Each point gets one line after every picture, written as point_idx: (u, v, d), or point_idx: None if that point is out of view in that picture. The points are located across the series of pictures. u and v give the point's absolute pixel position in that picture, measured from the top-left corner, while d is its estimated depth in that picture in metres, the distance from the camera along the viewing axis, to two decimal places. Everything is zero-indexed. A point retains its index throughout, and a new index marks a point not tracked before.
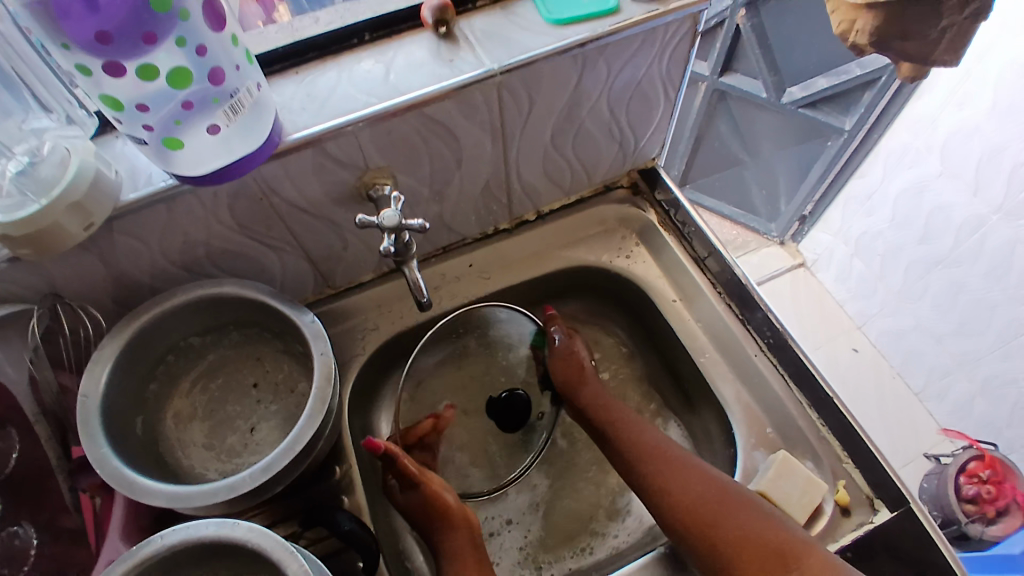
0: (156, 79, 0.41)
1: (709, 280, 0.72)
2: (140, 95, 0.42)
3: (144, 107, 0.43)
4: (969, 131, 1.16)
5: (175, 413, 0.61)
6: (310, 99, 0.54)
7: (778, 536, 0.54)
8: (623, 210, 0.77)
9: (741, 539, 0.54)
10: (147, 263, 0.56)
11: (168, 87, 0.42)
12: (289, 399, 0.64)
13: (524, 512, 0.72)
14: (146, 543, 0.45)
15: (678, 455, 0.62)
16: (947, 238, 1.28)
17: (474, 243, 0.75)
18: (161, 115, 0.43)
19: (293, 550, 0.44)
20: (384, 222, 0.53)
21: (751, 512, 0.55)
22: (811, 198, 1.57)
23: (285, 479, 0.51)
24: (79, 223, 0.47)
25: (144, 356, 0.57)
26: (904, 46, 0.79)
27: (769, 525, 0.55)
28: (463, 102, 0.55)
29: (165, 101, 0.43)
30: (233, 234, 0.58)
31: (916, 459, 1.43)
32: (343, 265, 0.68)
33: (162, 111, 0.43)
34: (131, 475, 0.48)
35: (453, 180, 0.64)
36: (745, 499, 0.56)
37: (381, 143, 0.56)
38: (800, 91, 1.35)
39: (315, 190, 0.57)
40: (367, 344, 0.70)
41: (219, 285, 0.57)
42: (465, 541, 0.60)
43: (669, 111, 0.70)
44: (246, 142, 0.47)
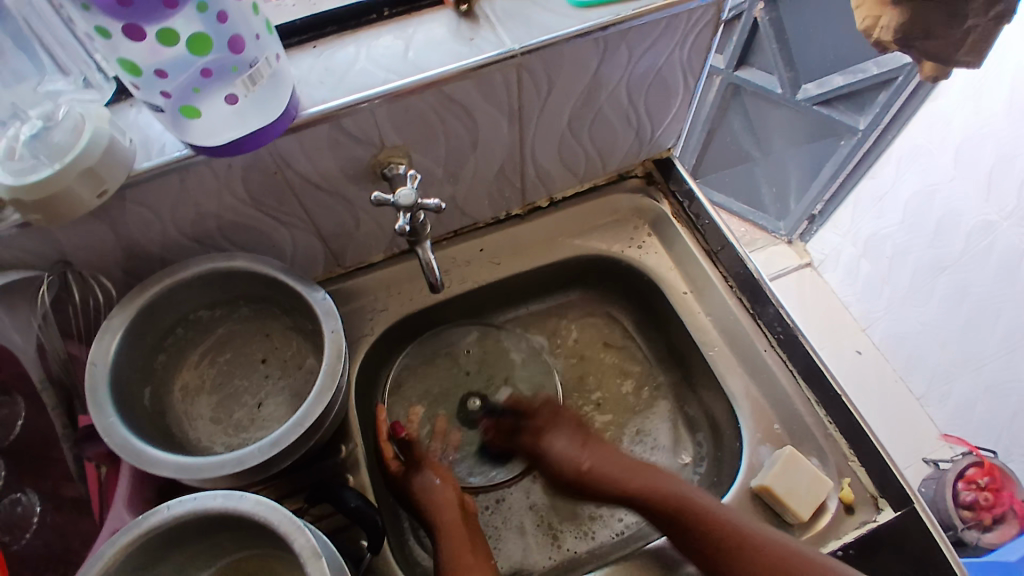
0: (175, 45, 0.41)
1: (721, 273, 0.71)
2: (158, 61, 0.41)
3: (163, 73, 0.42)
4: (982, 135, 1.15)
5: (182, 386, 0.61)
6: (327, 73, 0.53)
7: None
8: (637, 200, 0.76)
9: None
10: (158, 234, 0.56)
11: (188, 53, 0.42)
12: (296, 376, 0.63)
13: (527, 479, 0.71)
14: (152, 512, 0.45)
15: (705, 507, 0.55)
16: (955, 244, 1.27)
17: (485, 227, 0.74)
18: (179, 82, 0.43)
19: (298, 525, 0.44)
20: (399, 201, 0.53)
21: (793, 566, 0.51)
22: (822, 197, 1.56)
23: (290, 455, 0.51)
24: (92, 190, 0.46)
25: (153, 327, 0.57)
26: (925, 45, 0.78)
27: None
28: (482, 82, 0.55)
29: (184, 68, 0.42)
30: (246, 207, 0.57)
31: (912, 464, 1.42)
32: (354, 243, 0.68)
33: (181, 77, 0.43)
34: (138, 444, 0.48)
35: (467, 161, 0.63)
36: (785, 554, 0.52)
37: (398, 120, 0.55)
38: (815, 88, 1.34)
39: (329, 166, 0.56)
40: (375, 324, 0.70)
41: (230, 259, 0.57)
42: (458, 516, 0.60)
43: (687, 100, 0.69)
44: (263, 114, 0.47)
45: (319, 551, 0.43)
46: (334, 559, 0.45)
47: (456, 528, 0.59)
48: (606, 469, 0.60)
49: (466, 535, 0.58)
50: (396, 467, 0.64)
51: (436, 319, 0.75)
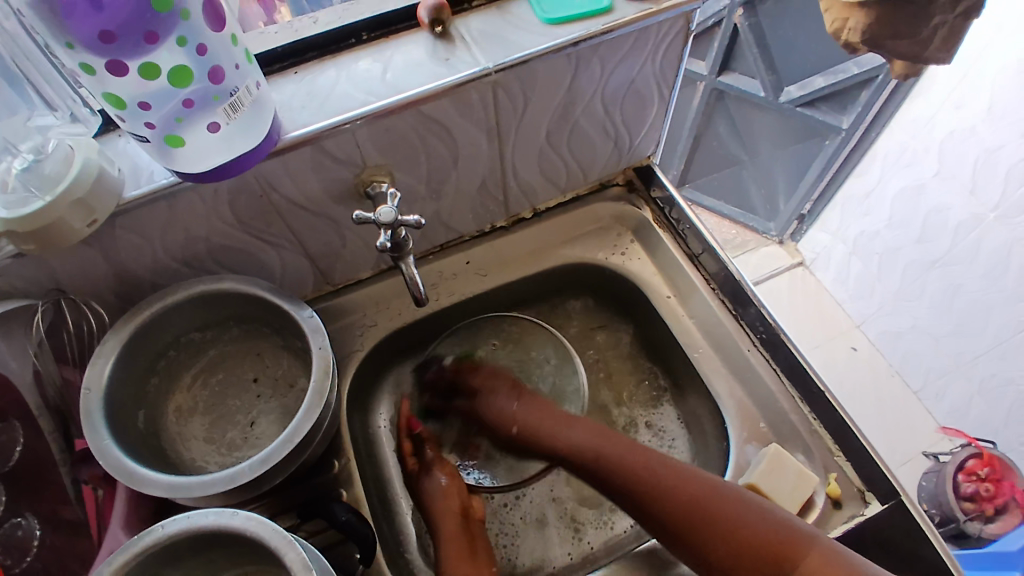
0: (157, 78, 0.42)
1: (703, 276, 0.73)
2: (142, 94, 0.43)
3: (147, 105, 0.44)
4: (965, 131, 1.17)
5: (176, 407, 0.62)
6: (309, 97, 0.55)
7: (784, 536, 0.53)
8: (618, 207, 0.78)
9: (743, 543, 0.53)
10: (149, 259, 0.57)
11: (169, 86, 0.43)
12: (288, 394, 0.65)
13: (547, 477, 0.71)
14: (148, 531, 0.46)
15: (663, 469, 0.59)
16: (943, 239, 1.28)
17: (470, 240, 0.75)
18: (162, 113, 0.44)
19: (289, 539, 0.45)
20: (379, 218, 0.54)
21: (750, 515, 0.54)
22: (809, 197, 1.58)
23: (284, 471, 0.52)
24: (82, 219, 0.48)
25: (146, 351, 0.58)
26: (895, 45, 0.80)
27: (773, 528, 0.53)
28: (459, 101, 0.56)
29: (166, 99, 0.44)
30: (233, 230, 0.59)
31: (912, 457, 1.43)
32: (342, 261, 0.69)
33: (164, 108, 0.44)
34: (133, 465, 0.49)
35: (449, 177, 0.65)
36: (740, 500, 0.55)
37: (379, 140, 0.56)
38: (797, 90, 1.36)
39: (313, 188, 0.58)
40: (365, 339, 0.71)
41: (218, 281, 0.58)
42: (456, 525, 0.62)
43: (663, 110, 0.71)
44: (246, 139, 0.48)
45: (310, 565, 0.44)
46: (326, 574, 0.46)
47: (454, 531, 0.61)
48: (530, 427, 0.67)
49: (465, 547, 0.60)
50: (412, 466, 0.68)
51: (426, 332, 0.76)
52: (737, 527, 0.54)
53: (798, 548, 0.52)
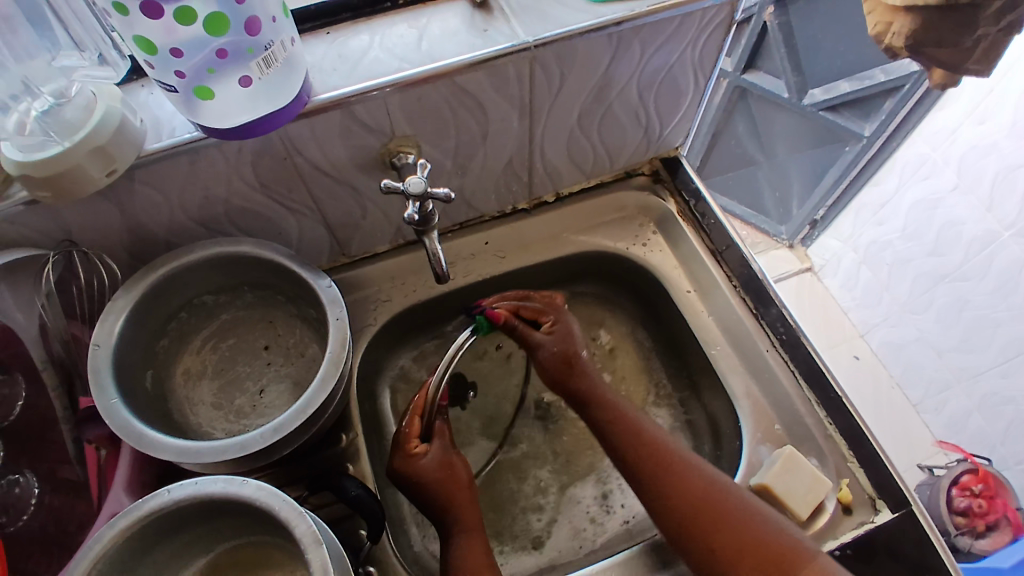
0: (193, 24, 0.41)
1: (725, 272, 0.72)
2: (175, 41, 0.41)
3: (179, 52, 0.42)
4: (986, 146, 1.16)
5: (184, 369, 0.61)
6: (340, 60, 0.53)
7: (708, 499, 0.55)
8: (643, 197, 0.76)
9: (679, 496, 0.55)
10: (165, 216, 0.56)
11: (204, 33, 0.41)
12: (299, 364, 0.63)
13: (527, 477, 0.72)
14: (153, 496, 0.45)
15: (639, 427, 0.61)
16: (957, 252, 1.27)
17: (490, 220, 0.74)
18: (194, 62, 0.43)
19: (299, 511, 0.44)
20: (408, 188, 0.52)
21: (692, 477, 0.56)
22: (824, 202, 1.56)
23: (291, 442, 0.51)
24: (101, 168, 0.46)
25: (156, 311, 0.57)
26: (936, 51, 0.78)
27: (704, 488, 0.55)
28: (494, 74, 0.54)
29: (199, 48, 0.42)
30: (254, 193, 0.57)
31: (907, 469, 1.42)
32: (360, 233, 0.68)
33: (196, 58, 0.43)
34: (140, 426, 0.48)
35: (477, 153, 0.63)
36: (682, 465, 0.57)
37: (409, 109, 0.55)
38: (821, 94, 1.33)
39: (339, 154, 0.56)
40: (378, 315, 0.70)
41: (236, 243, 0.57)
42: (476, 514, 0.59)
43: (698, 99, 0.69)
44: (273, 99, 0.47)
45: (320, 538, 0.43)
46: (335, 545, 0.45)
47: (476, 520, 0.59)
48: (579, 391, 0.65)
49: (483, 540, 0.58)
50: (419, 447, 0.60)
51: (439, 312, 0.75)
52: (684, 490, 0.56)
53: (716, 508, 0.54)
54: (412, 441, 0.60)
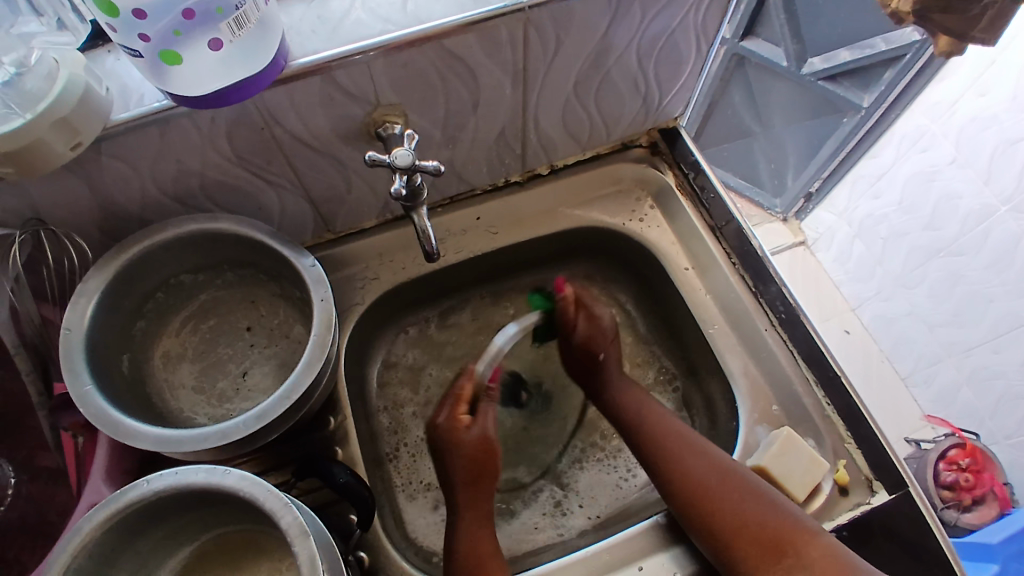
0: None
1: (724, 249, 0.69)
2: (139, 1, 0.38)
3: (142, 14, 0.39)
4: (986, 118, 1.14)
5: (163, 352, 0.59)
6: (320, 21, 0.50)
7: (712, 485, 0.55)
8: (641, 170, 0.73)
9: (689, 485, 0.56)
10: (137, 192, 0.53)
11: None
12: (282, 345, 0.61)
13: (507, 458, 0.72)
14: (132, 487, 0.43)
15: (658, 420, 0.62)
16: (951, 227, 1.26)
17: (482, 194, 0.71)
18: (159, 25, 0.40)
19: (285, 502, 0.42)
20: (394, 162, 0.49)
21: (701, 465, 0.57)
22: (819, 175, 1.52)
23: (277, 428, 0.49)
24: (65, 141, 0.43)
25: (132, 292, 0.54)
26: (943, 19, 0.75)
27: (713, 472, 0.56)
28: (486, 38, 0.51)
29: (166, 10, 0.39)
30: (231, 165, 0.54)
31: (895, 441, 1.43)
32: (345, 208, 0.64)
33: (162, 20, 0.40)
34: (117, 415, 0.46)
35: (467, 124, 0.60)
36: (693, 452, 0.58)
37: (395, 76, 0.51)
38: (821, 63, 1.29)
39: (320, 124, 0.53)
40: (366, 293, 0.68)
41: (213, 220, 0.54)
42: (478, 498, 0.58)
43: (699, 66, 0.66)
44: (248, 67, 0.44)
45: (307, 529, 0.41)
46: (323, 533, 0.43)
47: (473, 504, 0.57)
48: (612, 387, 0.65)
49: (486, 527, 0.57)
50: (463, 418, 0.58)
51: (429, 289, 0.72)
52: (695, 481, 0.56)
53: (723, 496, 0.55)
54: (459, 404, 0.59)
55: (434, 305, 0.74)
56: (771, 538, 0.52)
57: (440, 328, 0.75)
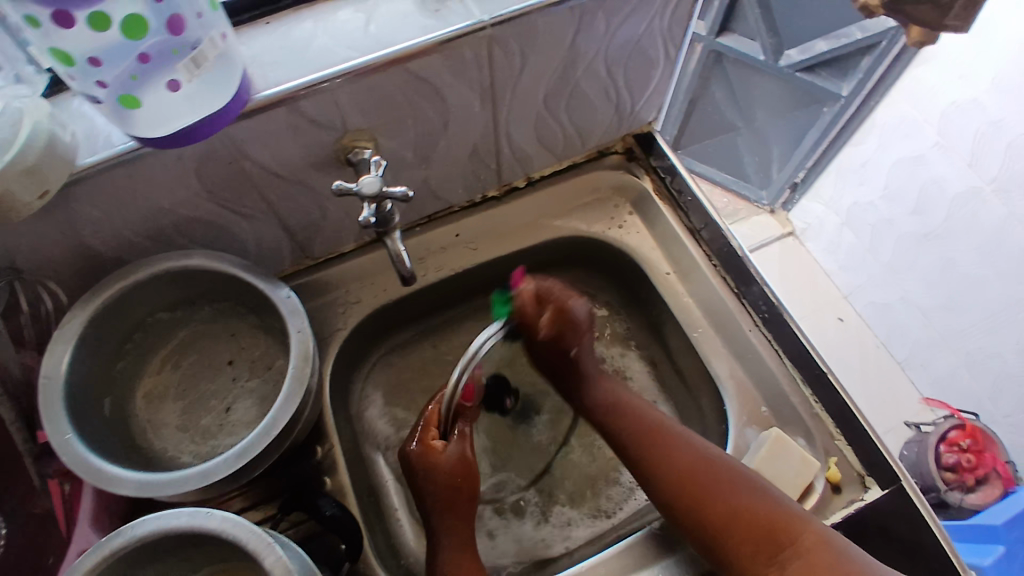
0: (110, 29, 0.38)
1: (705, 252, 0.69)
2: (94, 49, 0.38)
3: (98, 61, 0.39)
4: (967, 103, 1.14)
5: (145, 392, 0.59)
6: (284, 51, 0.49)
7: (693, 465, 0.56)
8: (618, 176, 0.73)
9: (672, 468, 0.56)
10: (110, 234, 0.52)
11: (124, 39, 0.38)
12: (266, 377, 0.61)
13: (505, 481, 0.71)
14: (116, 534, 0.43)
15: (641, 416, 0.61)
16: (938, 211, 1.27)
17: (460, 211, 0.70)
18: (116, 71, 0.40)
19: (269, 541, 0.43)
20: (361, 189, 0.49)
21: (682, 444, 0.57)
22: (804, 165, 1.52)
23: (263, 463, 0.49)
24: (33, 192, 0.42)
25: (110, 335, 0.54)
26: (915, 11, 0.75)
27: (694, 453, 0.56)
28: (451, 58, 0.51)
29: (122, 56, 0.39)
30: (201, 201, 0.53)
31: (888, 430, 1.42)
32: (322, 234, 0.64)
33: (119, 66, 0.40)
34: (97, 461, 0.46)
35: (439, 143, 0.60)
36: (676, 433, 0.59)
37: (361, 101, 0.51)
38: (797, 55, 1.28)
39: (289, 154, 0.52)
40: (348, 318, 0.67)
41: (186, 257, 0.53)
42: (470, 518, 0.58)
43: (670, 71, 0.66)
44: (214, 99, 0.44)
45: (291, 568, 0.42)
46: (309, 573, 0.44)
47: (466, 522, 0.57)
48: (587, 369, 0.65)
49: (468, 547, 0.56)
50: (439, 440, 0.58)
51: (413, 307, 0.72)
52: (679, 462, 0.56)
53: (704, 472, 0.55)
54: (431, 429, 0.59)
55: (416, 324, 0.74)
56: (762, 537, 0.51)
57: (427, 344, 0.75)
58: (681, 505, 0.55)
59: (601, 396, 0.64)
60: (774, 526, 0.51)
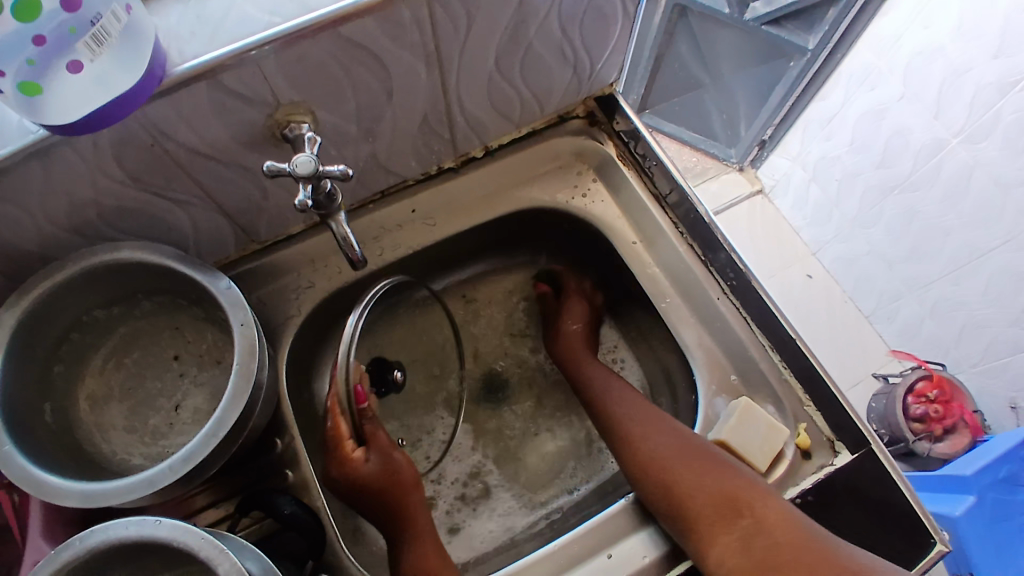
0: (0, 15, 0.34)
1: (671, 219, 0.67)
2: None
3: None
4: (933, 51, 1.12)
5: (88, 395, 0.55)
6: (199, 22, 0.45)
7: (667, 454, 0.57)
8: (578, 142, 0.70)
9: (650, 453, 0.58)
10: (30, 230, 0.48)
11: (19, 24, 0.35)
12: (215, 372, 0.58)
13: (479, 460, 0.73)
14: (66, 545, 0.40)
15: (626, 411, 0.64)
16: (903, 163, 1.26)
17: (414, 185, 0.67)
18: (13, 60, 0.36)
19: (222, 548, 0.40)
20: (296, 170, 0.45)
21: (661, 434, 0.59)
22: (772, 121, 1.51)
23: (218, 461, 0.46)
24: None
25: (44, 336, 0.50)
26: None
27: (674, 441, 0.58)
28: (387, 19, 0.46)
29: (18, 41, 0.36)
30: (126, 188, 0.49)
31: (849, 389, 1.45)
32: (266, 217, 0.60)
33: (15, 53, 0.36)
34: (37, 474, 0.43)
35: (384, 114, 0.56)
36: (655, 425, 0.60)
37: (291, 70, 0.46)
38: (763, 7, 1.24)
39: (218, 133, 0.48)
40: (302, 304, 0.64)
41: (114, 250, 0.49)
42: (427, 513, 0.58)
43: (628, 28, 0.62)
44: (126, 75, 0.39)
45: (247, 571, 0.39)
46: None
47: (426, 524, 0.58)
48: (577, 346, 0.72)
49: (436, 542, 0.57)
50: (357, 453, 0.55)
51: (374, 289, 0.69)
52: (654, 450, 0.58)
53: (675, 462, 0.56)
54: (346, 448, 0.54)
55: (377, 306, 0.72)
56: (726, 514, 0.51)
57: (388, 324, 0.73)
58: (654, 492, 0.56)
59: (597, 392, 0.68)
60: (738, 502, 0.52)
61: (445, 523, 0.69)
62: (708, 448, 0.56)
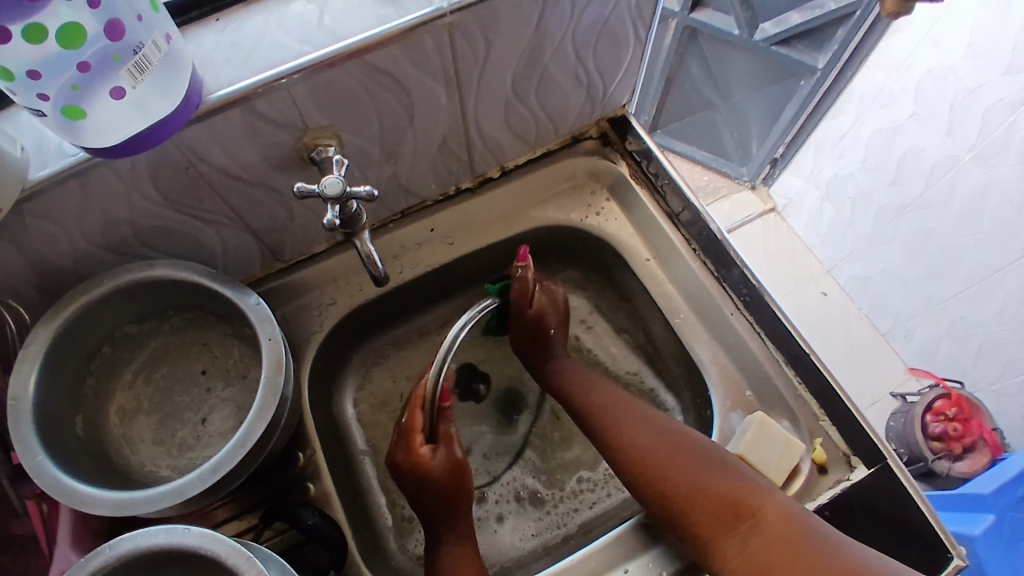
0: (46, 42, 0.35)
1: (684, 237, 0.68)
2: (32, 61, 0.36)
3: (38, 73, 0.36)
4: (943, 70, 1.13)
5: (118, 407, 0.56)
6: (233, 49, 0.47)
7: (652, 453, 0.57)
8: (593, 163, 0.72)
9: (637, 457, 0.58)
10: (67, 247, 0.50)
11: (62, 49, 0.36)
12: (241, 386, 0.60)
13: (506, 473, 0.72)
14: (95, 554, 0.41)
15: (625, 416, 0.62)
16: (916, 181, 1.26)
17: (433, 205, 0.69)
18: (56, 82, 0.37)
19: (248, 556, 0.41)
20: (324, 191, 0.47)
21: (645, 433, 0.59)
22: (782, 140, 1.52)
23: (242, 474, 0.47)
24: None
25: (77, 350, 0.52)
26: None
27: (658, 439, 0.58)
28: (411, 48, 0.49)
29: (62, 66, 0.37)
30: (160, 209, 0.51)
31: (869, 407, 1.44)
32: (291, 236, 0.62)
33: (59, 77, 0.37)
34: (70, 482, 0.44)
35: (406, 136, 0.58)
36: (641, 423, 0.61)
37: (319, 97, 0.49)
38: (772, 28, 1.27)
39: (248, 155, 0.50)
40: (324, 320, 0.66)
41: (149, 268, 0.52)
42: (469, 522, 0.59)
43: (640, 52, 0.64)
44: (165, 100, 0.42)
45: None
46: None
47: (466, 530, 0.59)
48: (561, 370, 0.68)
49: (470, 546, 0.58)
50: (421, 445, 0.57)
51: (395, 306, 0.71)
52: (637, 449, 0.59)
53: (663, 463, 0.56)
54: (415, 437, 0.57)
55: (396, 322, 0.73)
56: (722, 513, 0.52)
57: (406, 341, 0.74)
58: (638, 483, 0.57)
59: (584, 410, 0.65)
60: (736, 502, 0.52)
61: (491, 512, 0.70)
62: (696, 442, 0.57)
